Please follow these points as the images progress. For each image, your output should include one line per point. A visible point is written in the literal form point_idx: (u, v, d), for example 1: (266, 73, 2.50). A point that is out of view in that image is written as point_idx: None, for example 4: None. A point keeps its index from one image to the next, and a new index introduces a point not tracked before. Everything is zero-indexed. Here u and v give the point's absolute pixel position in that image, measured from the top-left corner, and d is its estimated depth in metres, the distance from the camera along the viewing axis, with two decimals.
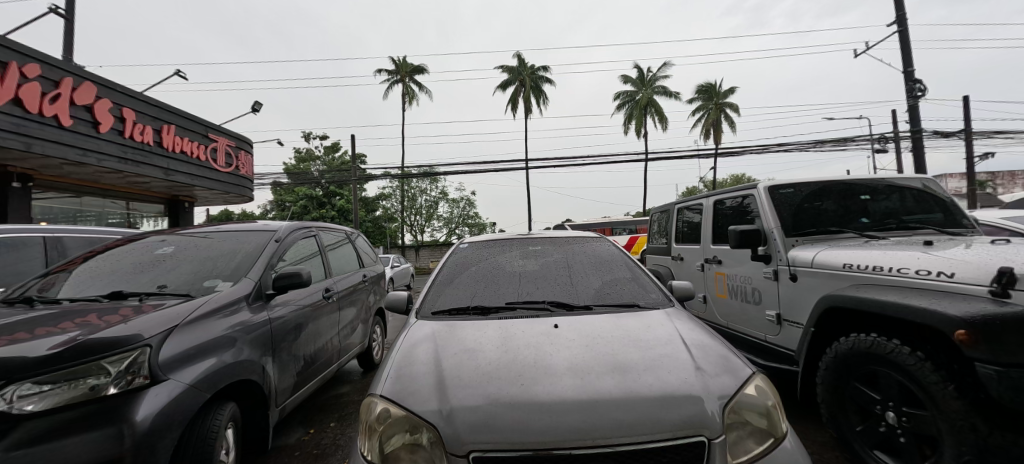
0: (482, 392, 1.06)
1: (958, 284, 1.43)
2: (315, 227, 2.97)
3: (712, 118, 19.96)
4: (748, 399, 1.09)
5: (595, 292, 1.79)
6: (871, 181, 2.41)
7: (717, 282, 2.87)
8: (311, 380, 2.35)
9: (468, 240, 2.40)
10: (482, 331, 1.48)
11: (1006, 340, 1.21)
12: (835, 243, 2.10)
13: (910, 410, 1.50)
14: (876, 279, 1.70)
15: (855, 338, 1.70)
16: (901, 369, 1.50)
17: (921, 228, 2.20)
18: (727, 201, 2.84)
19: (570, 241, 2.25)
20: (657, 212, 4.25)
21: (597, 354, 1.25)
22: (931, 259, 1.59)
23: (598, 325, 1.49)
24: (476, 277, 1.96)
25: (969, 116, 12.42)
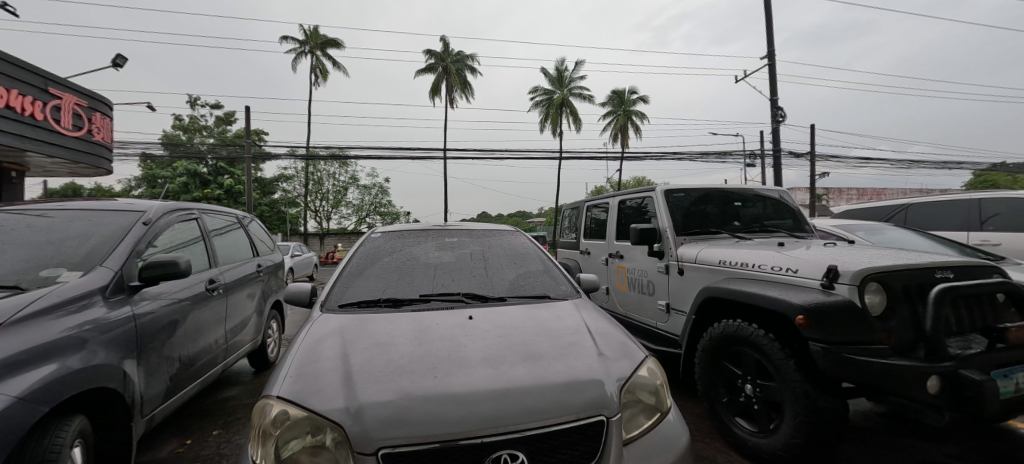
0: (394, 387, 1.02)
1: (800, 278, 1.75)
2: (197, 210, 2.57)
3: (621, 125, 21.71)
4: (641, 380, 1.20)
5: (509, 284, 1.83)
6: (743, 190, 2.81)
7: (618, 275, 3.14)
8: (189, 385, 2.05)
9: (381, 229, 2.28)
10: (395, 325, 1.42)
11: (830, 323, 1.51)
12: (714, 242, 2.43)
13: (763, 382, 1.80)
14: (743, 273, 2.00)
15: (725, 323, 1.97)
16: (759, 349, 1.77)
17: (776, 231, 2.64)
18: (629, 201, 3.10)
19: (486, 233, 2.27)
20: (568, 208, 4.48)
21: (509, 344, 1.28)
22: (782, 257, 1.91)
23: (511, 316, 1.53)
24: (389, 268, 1.88)
25: (814, 142, 15.19)
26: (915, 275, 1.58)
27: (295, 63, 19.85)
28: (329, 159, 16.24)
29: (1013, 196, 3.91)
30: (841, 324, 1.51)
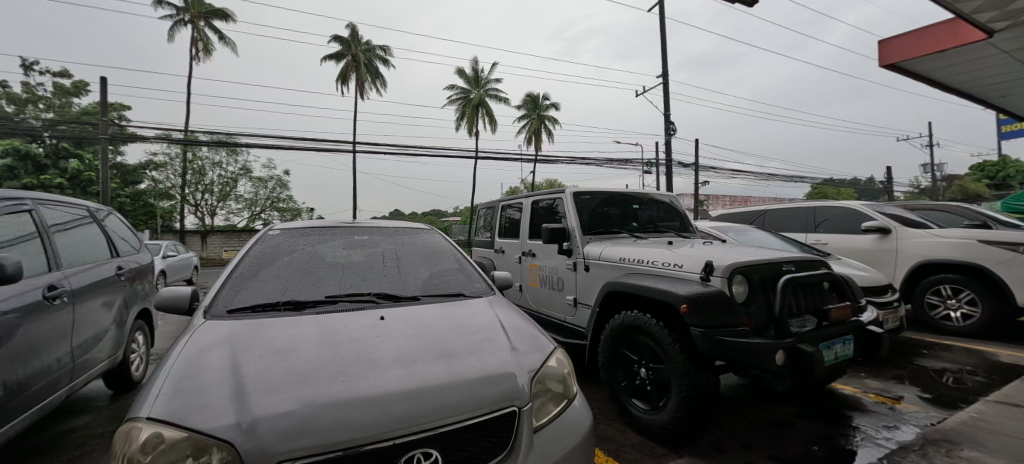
0: (297, 394, 0.90)
1: (684, 272, 2.00)
2: (30, 200, 2.09)
3: (535, 128, 22.63)
4: (549, 370, 1.22)
5: (423, 283, 1.81)
6: (640, 194, 3.13)
7: (530, 272, 3.28)
8: (17, 417, 1.66)
9: (280, 226, 2.09)
10: (297, 329, 1.29)
11: (706, 310, 1.77)
12: (615, 241, 2.67)
13: (654, 365, 2.04)
14: (638, 269, 2.23)
15: (623, 314, 2.18)
16: (651, 337, 2.00)
17: (666, 232, 3.00)
18: (542, 201, 3.25)
19: (399, 231, 2.21)
20: (483, 207, 4.54)
21: (424, 342, 1.22)
22: (669, 254, 2.18)
23: (423, 315, 1.50)
24: (289, 268, 1.73)
25: (696, 155, 17.46)
26: (767, 268, 1.93)
27: (170, 34, 17.00)
28: (216, 145, 14.24)
29: (834, 205, 4.98)
30: (715, 311, 1.77)
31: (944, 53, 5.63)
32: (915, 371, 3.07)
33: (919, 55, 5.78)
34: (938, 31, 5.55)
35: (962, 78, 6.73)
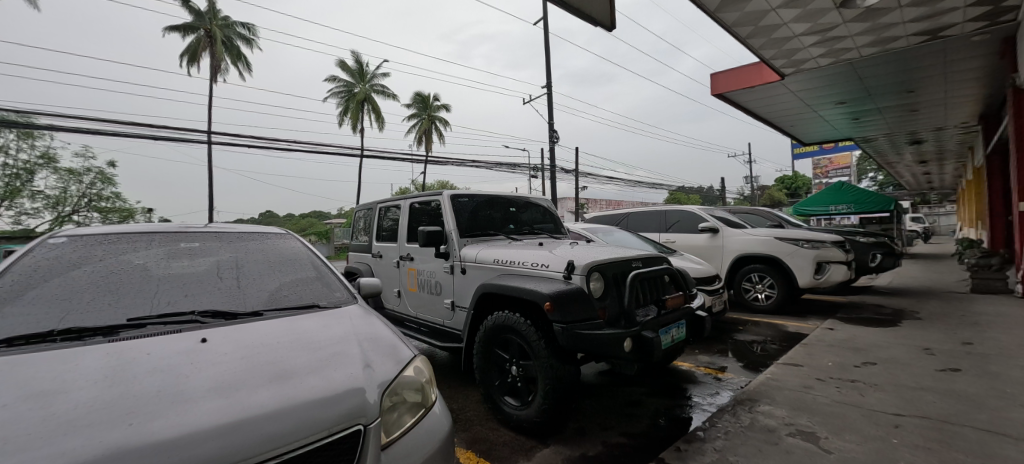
0: (50, 453, 0.69)
1: (550, 272, 2.13)
2: None
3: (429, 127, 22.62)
4: (406, 379, 1.19)
5: (269, 296, 1.60)
6: (518, 197, 3.27)
7: (409, 277, 3.20)
8: None
9: (72, 233, 1.68)
10: (70, 363, 1.00)
11: (566, 306, 1.93)
12: (494, 243, 2.74)
13: (523, 362, 2.15)
14: (509, 270, 2.31)
15: (495, 315, 2.24)
16: (520, 335, 2.09)
17: (541, 234, 3.19)
18: (421, 202, 3.20)
19: (244, 237, 1.94)
20: (362, 209, 4.30)
21: (254, 364, 1.06)
22: (537, 255, 2.29)
23: (263, 332, 1.30)
24: (74, 286, 1.36)
25: (572, 161, 19.45)
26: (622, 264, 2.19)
27: None
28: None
29: (684, 209, 5.98)
30: (575, 306, 1.95)
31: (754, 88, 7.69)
32: (735, 344, 3.93)
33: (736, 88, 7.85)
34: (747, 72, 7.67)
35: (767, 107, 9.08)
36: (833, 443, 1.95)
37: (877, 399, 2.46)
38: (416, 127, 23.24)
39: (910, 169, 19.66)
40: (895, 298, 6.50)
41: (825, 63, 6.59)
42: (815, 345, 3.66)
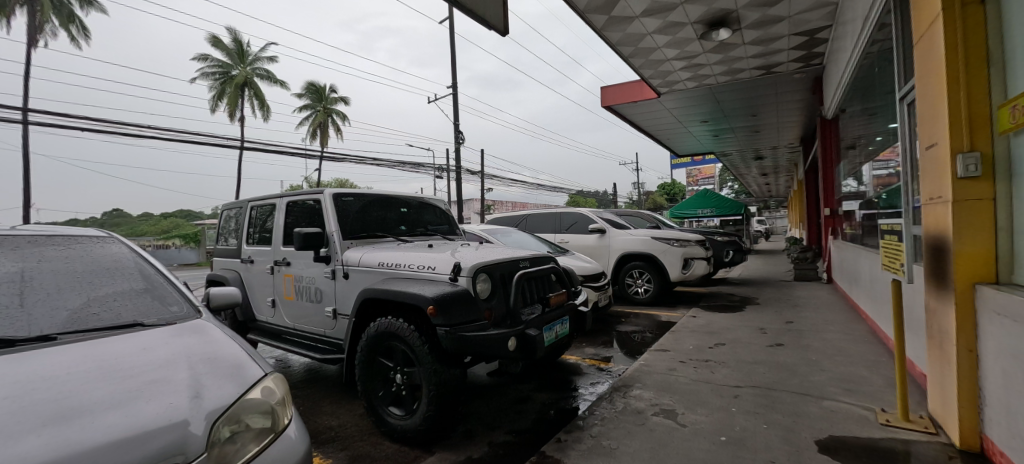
0: None
1: (436, 273, 2.70)
2: None
3: (323, 120, 23.19)
4: (250, 402, 1.07)
5: (70, 315, 1.33)
6: (405, 201, 3.94)
7: (285, 283, 3.60)
8: None
9: None
10: None
11: (446, 312, 2.48)
12: (382, 247, 3.22)
13: (406, 369, 2.64)
14: (394, 272, 2.80)
15: (381, 322, 2.69)
16: (404, 342, 2.56)
17: (427, 235, 3.88)
18: (301, 203, 3.63)
19: (38, 245, 1.62)
20: (230, 210, 4.67)
21: (19, 404, 0.82)
22: (421, 257, 2.85)
23: (50, 360, 1.04)
24: None
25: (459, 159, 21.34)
26: (502, 269, 2.86)
27: None
28: None
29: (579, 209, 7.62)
30: (454, 310, 2.49)
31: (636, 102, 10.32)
32: (618, 338, 5.69)
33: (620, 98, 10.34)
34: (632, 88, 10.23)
35: (656, 121, 12.22)
36: (686, 415, 3.23)
37: (720, 374, 4.04)
38: (310, 121, 23.58)
39: (757, 175, 24.94)
40: (741, 290, 8.63)
41: (690, 86, 9.31)
42: (680, 333, 5.53)
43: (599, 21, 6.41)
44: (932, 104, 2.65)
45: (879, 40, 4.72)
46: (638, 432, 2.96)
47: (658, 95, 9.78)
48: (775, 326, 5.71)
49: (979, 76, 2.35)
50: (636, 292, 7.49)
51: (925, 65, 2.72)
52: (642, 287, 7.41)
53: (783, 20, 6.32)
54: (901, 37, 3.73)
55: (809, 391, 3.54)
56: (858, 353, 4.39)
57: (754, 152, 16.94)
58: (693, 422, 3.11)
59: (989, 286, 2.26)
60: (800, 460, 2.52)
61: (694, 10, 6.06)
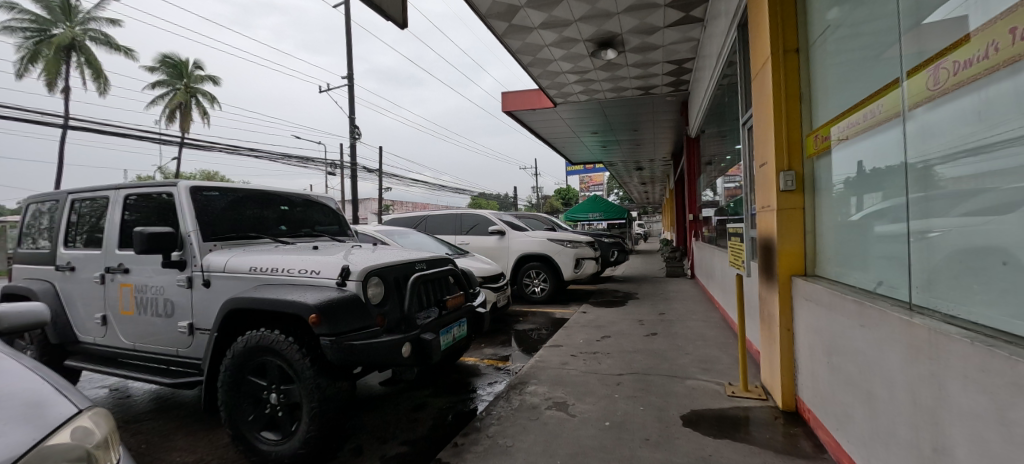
0: None
1: (321, 279, 2.46)
2: None
3: (183, 100, 19.61)
4: (55, 448, 0.87)
5: None
6: (289, 197, 3.62)
7: (123, 296, 2.99)
8: None
9: None
10: None
11: (332, 319, 2.30)
12: (255, 250, 2.85)
13: (282, 387, 2.41)
14: (270, 278, 2.50)
15: (249, 336, 2.42)
16: (280, 356, 2.33)
17: (316, 236, 3.62)
18: (150, 196, 3.05)
19: None
20: (46, 200, 3.71)
21: None
22: (303, 261, 2.57)
23: None
24: None
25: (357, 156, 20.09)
26: (395, 272, 2.78)
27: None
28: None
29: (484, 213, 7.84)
30: (341, 318, 2.33)
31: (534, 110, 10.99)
32: (516, 336, 5.99)
33: (521, 107, 10.92)
34: (529, 97, 10.82)
35: (554, 130, 13.11)
36: (575, 406, 3.56)
37: (605, 365, 4.54)
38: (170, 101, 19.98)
39: (639, 184, 28.45)
40: (624, 287, 9.79)
41: (583, 99, 10.24)
42: (572, 329, 6.05)
43: (500, 27, 6.75)
44: (762, 132, 3.37)
45: (728, 75, 5.82)
46: (533, 427, 3.21)
47: (554, 104, 10.56)
48: (650, 317, 6.60)
49: (795, 110, 3.06)
50: (533, 290, 7.96)
51: (759, 99, 3.44)
52: (539, 286, 7.90)
53: (658, 49, 7.35)
54: (742, 74, 4.64)
55: (675, 373, 4.17)
56: (711, 337, 5.34)
57: (635, 163, 19.41)
58: (581, 411, 3.44)
59: (800, 278, 2.92)
60: (668, 434, 2.98)
61: (586, 28, 6.68)
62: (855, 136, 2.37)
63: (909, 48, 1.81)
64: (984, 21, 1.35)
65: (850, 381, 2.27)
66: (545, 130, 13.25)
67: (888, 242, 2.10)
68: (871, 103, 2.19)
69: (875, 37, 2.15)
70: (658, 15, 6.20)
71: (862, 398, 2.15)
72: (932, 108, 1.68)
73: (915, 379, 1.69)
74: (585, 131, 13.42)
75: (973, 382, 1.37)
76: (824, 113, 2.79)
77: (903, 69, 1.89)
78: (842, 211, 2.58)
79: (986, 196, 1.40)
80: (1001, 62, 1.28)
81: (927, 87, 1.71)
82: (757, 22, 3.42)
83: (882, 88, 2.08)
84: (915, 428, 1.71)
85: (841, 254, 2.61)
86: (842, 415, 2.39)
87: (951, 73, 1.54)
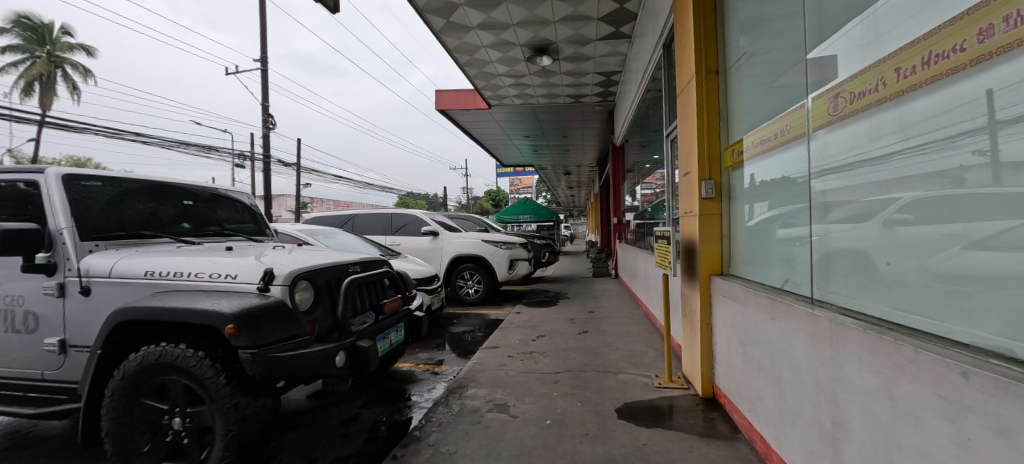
0: None
1: (238, 284, 2.30)
2: None
3: (45, 70, 15.53)
4: None
5: None
6: (193, 190, 3.28)
7: None
8: None
9: None
10: None
11: (252, 330, 2.12)
12: (152, 250, 2.57)
13: (189, 410, 2.18)
14: (174, 283, 2.27)
15: (146, 352, 2.16)
16: (185, 374, 2.11)
17: (229, 235, 3.39)
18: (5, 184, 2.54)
19: None
20: None
21: None
22: (218, 264, 2.37)
23: None
24: None
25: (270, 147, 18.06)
26: (328, 275, 2.68)
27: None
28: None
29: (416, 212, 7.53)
30: (262, 328, 2.16)
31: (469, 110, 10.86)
32: (451, 339, 5.81)
33: (455, 106, 10.71)
34: (464, 96, 10.68)
35: (487, 131, 13.13)
36: (516, 406, 3.54)
37: (542, 364, 4.62)
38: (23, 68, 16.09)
39: (566, 188, 29.83)
40: (554, 287, 10.14)
41: (517, 103, 10.40)
42: (507, 329, 6.07)
43: (438, 23, 6.53)
44: (686, 143, 3.71)
45: (652, 90, 6.34)
46: (475, 431, 3.12)
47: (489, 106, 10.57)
48: (581, 315, 6.91)
49: (715, 126, 3.43)
50: (467, 292, 7.85)
51: (684, 113, 3.78)
52: (473, 287, 7.81)
53: (590, 59, 7.75)
54: (666, 90, 5.07)
55: (607, 368, 4.40)
56: (636, 332, 5.76)
57: (563, 168, 20.33)
58: (522, 412, 3.43)
59: (718, 277, 3.27)
60: (605, 428, 3.11)
61: (523, 33, 6.76)
62: (766, 152, 2.72)
63: (815, 76, 2.19)
64: (875, 60, 1.72)
65: (761, 368, 2.58)
66: (479, 131, 13.21)
67: (791, 245, 2.44)
68: (781, 124, 2.52)
69: (787, 66, 2.48)
70: (591, 28, 6.52)
71: (771, 381, 2.46)
72: (832, 129, 2.04)
73: (818, 363, 1.97)
74: (517, 135, 13.67)
75: (865, 363, 1.63)
76: (739, 130, 3.15)
77: (809, 95, 2.26)
78: (753, 217, 2.94)
79: (861, 202, 1.82)
80: (888, 95, 1.64)
81: (828, 113, 2.08)
82: (682, 43, 3.76)
83: (791, 112, 2.43)
84: (817, 407, 1.99)
85: (751, 255, 2.97)
86: (753, 398, 2.73)
87: (848, 101, 1.91)
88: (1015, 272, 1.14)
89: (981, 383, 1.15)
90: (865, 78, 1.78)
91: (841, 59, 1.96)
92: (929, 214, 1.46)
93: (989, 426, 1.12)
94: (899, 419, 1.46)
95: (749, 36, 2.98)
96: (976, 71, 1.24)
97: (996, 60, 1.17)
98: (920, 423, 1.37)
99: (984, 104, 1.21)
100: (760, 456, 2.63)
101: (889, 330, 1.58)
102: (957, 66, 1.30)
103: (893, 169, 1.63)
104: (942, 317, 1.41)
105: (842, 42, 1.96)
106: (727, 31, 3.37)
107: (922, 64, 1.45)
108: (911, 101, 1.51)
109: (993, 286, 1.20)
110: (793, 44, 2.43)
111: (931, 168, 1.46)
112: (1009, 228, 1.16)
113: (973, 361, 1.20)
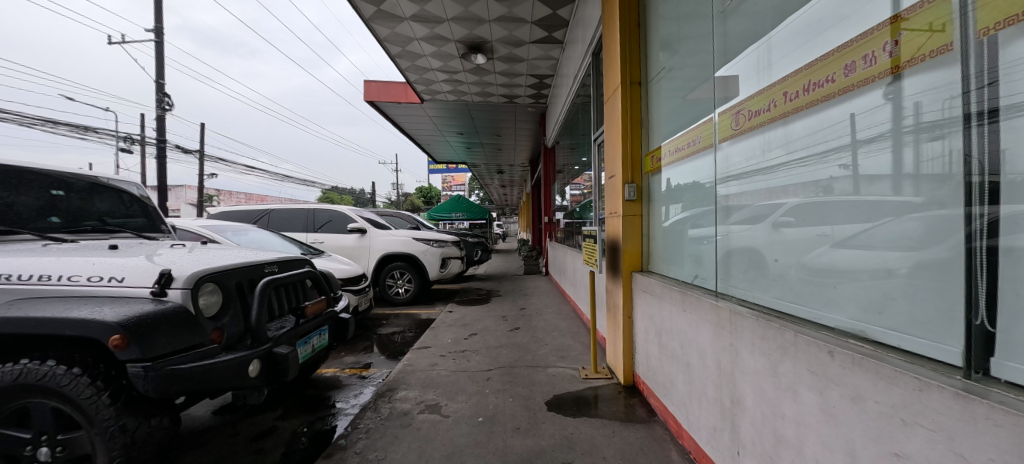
0: None
1: (125, 287, 2.09)
2: None
3: None
4: None
5: None
6: (67, 179, 2.92)
7: None
8: None
9: None
10: None
11: (140, 341, 1.93)
12: (7, 251, 2.23)
13: (61, 437, 1.96)
14: (43, 289, 2.01)
15: (4, 370, 1.92)
16: (56, 393, 1.90)
17: (117, 232, 3.04)
18: None
19: None
20: None
21: None
22: (99, 267, 2.12)
23: None
24: None
25: None
26: (238, 276, 2.51)
27: None
28: None
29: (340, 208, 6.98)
30: (156, 338, 1.98)
31: (399, 103, 10.40)
32: (379, 341, 5.50)
33: (384, 97, 10.16)
34: (394, 88, 10.20)
35: (419, 126, 12.72)
36: (447, 406, 3.46)
37: (474, 361, 4.58)
38: None
39: (500, 187, 30.05)
40: (487, 284, 10.18)
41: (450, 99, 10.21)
42: (438, 329, 5.92)
43: (367, 10, 6.14)
44: (612, 147, 3.95)
45: (581, 95, 6.64)
46: (405, 435, 2.97)
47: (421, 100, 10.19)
48: (513, 312, 7.00)
49: (637, 133, 3.70)
50: (397, 292, 7.48)
51: (610, 119, 4.00)
52: (404, 287, 7.48)
53: (523, 61, 7.87)
54: (594, 97, 5.33)
55: (538, 363, 4.52)
56: (564, 327, 6.03)
57: (497, 167, 20.55)
58: (454, 411, 3.36)
59: (639, 273, 3.53)
60: (535, 420, 3.19)
61: (458, 29, 6.63)
62: (680, 160, 2.99)
63: (721, 93, 2.46)
64: (768, 84, 1.99)
65: (673, 355, 2.84)
66: (410, 125, 12.71)
67: (700, 244, 2.71)
68: (693, 135, 2.79)
69: (698, 84, 2.75)
70: (525, 31, 6.62)
71: (681, 366, 2.72)
72: (735, 142, 2.31)
73: (720, 348, 2.22)
74: (450, 131, 13.42)
75: (757, 347, 1.87)
76: (658, 138, 3.44)
77: (716, 110, 2.53)
78: (670, 218, 3.20)
79: (753, 206, 2.10)
80: (777, 115, 1.91)
81: (732, 127, 2.35)
82: (610, 53, 3.99)
83: (701, 124, 2.70)
84: (718, 387, 2.25)
85: (667, 253, 3.25)
86: (666, 382, 3.01)
87: (747, 117, 2.18)
88: (866, 267, 1.39)
89: (841, 359, 1.37)
90: (760, 99, 2.05)
91: (742, 80, 2.23)
92: (807, 217, 1.70)
93: (847, 395, 1.35)
94: (781, 392, 1.70)
95: (668, 52, 3.25)
96: (844, 99, 1.49)
97: (860, 90, 1.41)
98: (797, 395, 1.60)
99: (855, 125, 1.43)
100: (673, 435, 2.89)
101: (777, 318, 1.82)
102: (829, 94, 1.55)
103: (779, 180, 1.90)
104: (813, 307, 1.67)
105: (743, 65, 2.23)
106: (648, 46, 3.64)
107: (804, 90, 1.71)
108: (794, 122, 1.77)
109: (853, 278, 1.45)
110: (703, 63, 2.70)
111: (807, 178, 1.71)
112: (865, 230, 1.41)
113: (838, 342, 1.44)
